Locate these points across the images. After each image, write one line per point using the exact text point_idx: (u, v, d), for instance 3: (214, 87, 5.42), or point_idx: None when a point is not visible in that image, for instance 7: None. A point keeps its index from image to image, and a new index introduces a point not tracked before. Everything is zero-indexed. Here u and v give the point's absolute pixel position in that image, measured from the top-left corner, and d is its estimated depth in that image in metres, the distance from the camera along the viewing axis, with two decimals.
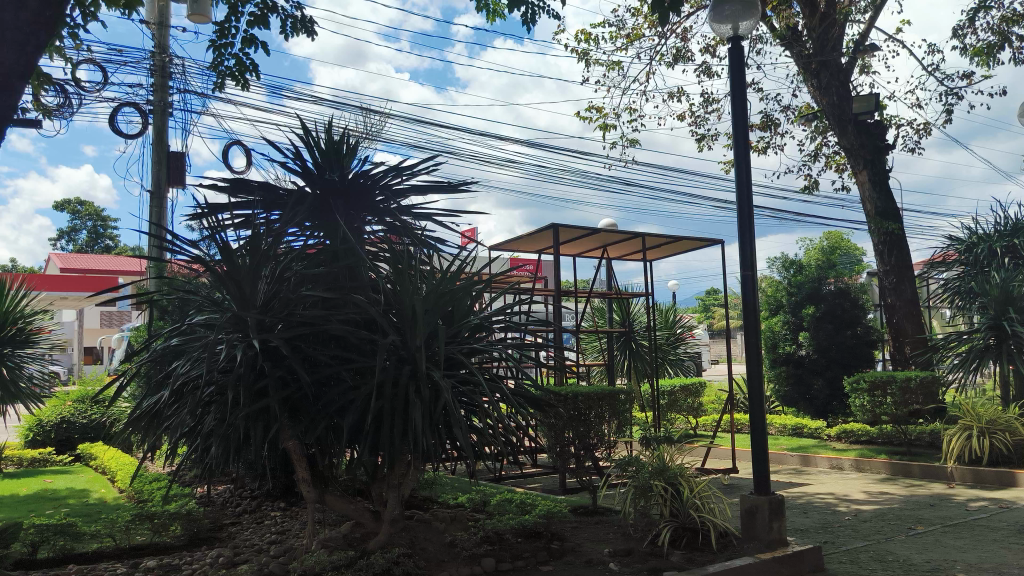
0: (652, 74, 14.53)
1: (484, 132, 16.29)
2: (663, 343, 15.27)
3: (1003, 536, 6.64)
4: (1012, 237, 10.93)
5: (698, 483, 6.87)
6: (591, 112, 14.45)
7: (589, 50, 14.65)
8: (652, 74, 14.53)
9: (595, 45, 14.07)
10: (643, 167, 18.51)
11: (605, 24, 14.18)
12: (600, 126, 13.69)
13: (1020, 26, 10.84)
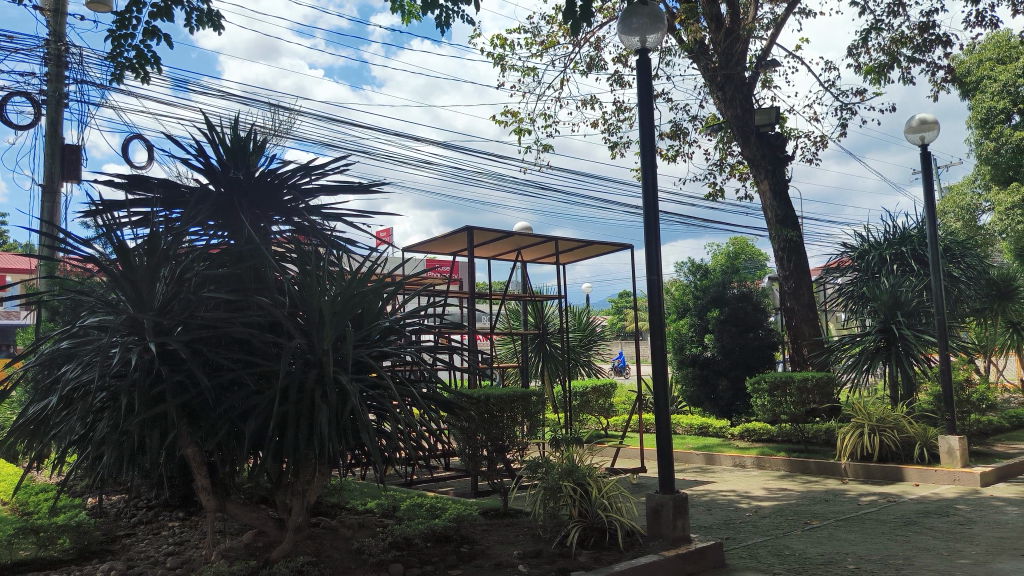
0: (566, 81, 14.74)
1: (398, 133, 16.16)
2: (576, 345, 15.49)
3: (890, 529, 7.00)
4: (900, 246, 11.62)
5: (606, 483, 6.98)
6: (506, 117, 14.55)
7: (505, 55, 14.77)
8: (566, 81, 14.74)
9: (511, 50, 14.17)
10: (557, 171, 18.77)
11: (520, 30, 14.31)
12: (515, 131, 13.79)
13: (908, 48, 11.52)
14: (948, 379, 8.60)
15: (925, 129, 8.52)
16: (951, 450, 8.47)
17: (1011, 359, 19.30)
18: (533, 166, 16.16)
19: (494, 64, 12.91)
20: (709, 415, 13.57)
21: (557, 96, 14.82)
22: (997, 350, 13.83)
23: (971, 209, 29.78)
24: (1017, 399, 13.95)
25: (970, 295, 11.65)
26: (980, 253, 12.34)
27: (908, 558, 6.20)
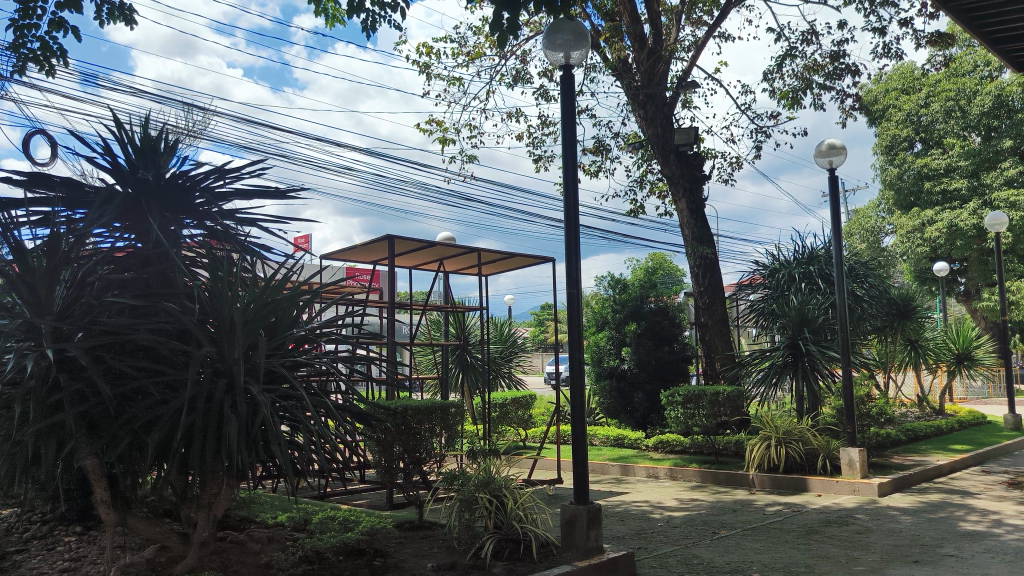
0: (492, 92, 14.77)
1: (321, 138, 15.89)
2: (497, 355, 15.54)
3: (793, 537, 7.26)
4: (807, 265, 12.13)
5: (522, 495, 6.99)
6: (431, 125, 14.51)
7: (431, 63, 14.75)
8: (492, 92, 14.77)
9: (438, 59, 14.13)
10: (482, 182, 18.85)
11: (447, 39, 14.31)
12: (440, 140, 13.74)
13: (820, 75, 12.06)
14: (850, 393, 9.01)
15: (833, 154, 8.92)
16: (851, 462, 8.85)
17: (908, 376, 20.39)
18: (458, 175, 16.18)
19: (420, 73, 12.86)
20: (625, 427, 13.79)
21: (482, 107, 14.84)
22: (895, 365, 14.57)
23: (876, 231, 31.37)
24: (912, 413, 14.73)
25: (871, 313, 12.24)
26: (881, 273, 12.97)
27: (808, 565, 6.44)
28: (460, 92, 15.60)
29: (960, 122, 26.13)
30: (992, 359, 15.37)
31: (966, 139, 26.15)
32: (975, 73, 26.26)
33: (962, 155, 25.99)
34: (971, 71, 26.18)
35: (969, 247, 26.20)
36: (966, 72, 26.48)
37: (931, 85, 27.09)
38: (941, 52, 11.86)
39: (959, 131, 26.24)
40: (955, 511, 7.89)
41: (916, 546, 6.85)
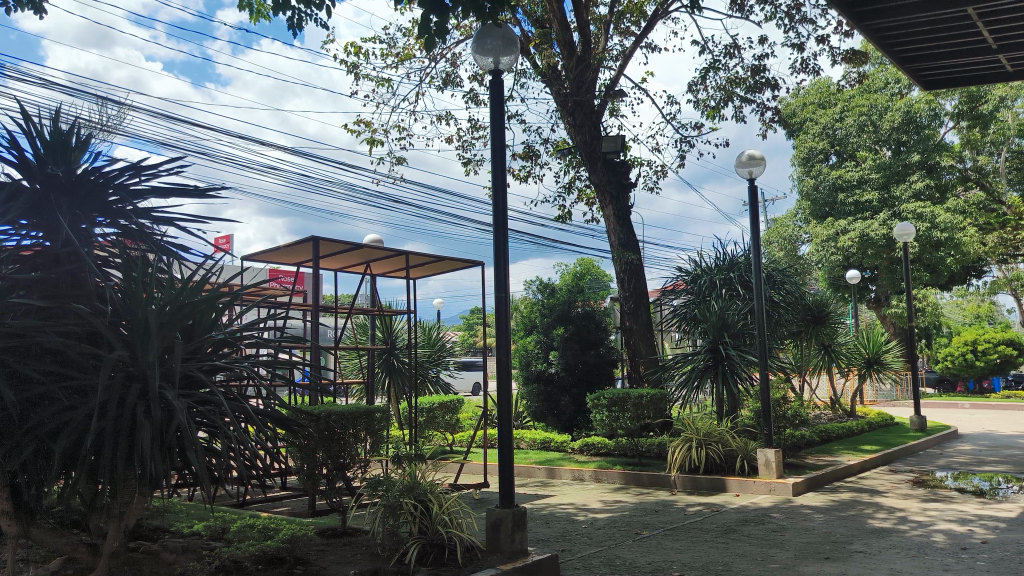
0: (422, 95, 14.71)
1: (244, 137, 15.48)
2: (425, 359, 15.46)
3: (712, 537, 7.46)
4: (728, 272, 12.51)
5: (447, 499, 6.99)
6: (360, 125, 14.32)
7: (360, 63, 14.60)
8: (422, 95, 14.70)
9: (367, 59, 13.98)
10: (411, 185, 18.74)
11: (376, 39, 14.17)
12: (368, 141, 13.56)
13: (741, 87, 12.46)
14: (767, 395, 9.32)
15: (752, 164, 9.22)
16: (768, 462, 9.17)
17: (821, 379, 21.27)
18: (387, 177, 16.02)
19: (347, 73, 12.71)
20: (551, 431, 13.89)
21: (411, 109, 14.75)
22: (810, 369, 15.16)
23: (793, 239, 32.54)
24: (825, 415, 15.33)
25: (787, 319, 12.70)
26: (797, 280, 13.46)
27: (726, 563, 6.63)
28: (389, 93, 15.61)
29: (872, 136, 27.57)
30: (899, 363, 16.16)
31: (878, 153, 27.60)
32: (887, 90, 28.04)
33: (874, 168, 27.34)
34: (882, 88, 27.94)
35: (879, 256, 27.45)
36: (878, 89, 28.19)
37: (845, 100, 28.49)
38: (854, 69, 12.42)
39: (871, 145, 27.66)
40: (864, 509, 8.26)
41: (827, 543, 7.14)
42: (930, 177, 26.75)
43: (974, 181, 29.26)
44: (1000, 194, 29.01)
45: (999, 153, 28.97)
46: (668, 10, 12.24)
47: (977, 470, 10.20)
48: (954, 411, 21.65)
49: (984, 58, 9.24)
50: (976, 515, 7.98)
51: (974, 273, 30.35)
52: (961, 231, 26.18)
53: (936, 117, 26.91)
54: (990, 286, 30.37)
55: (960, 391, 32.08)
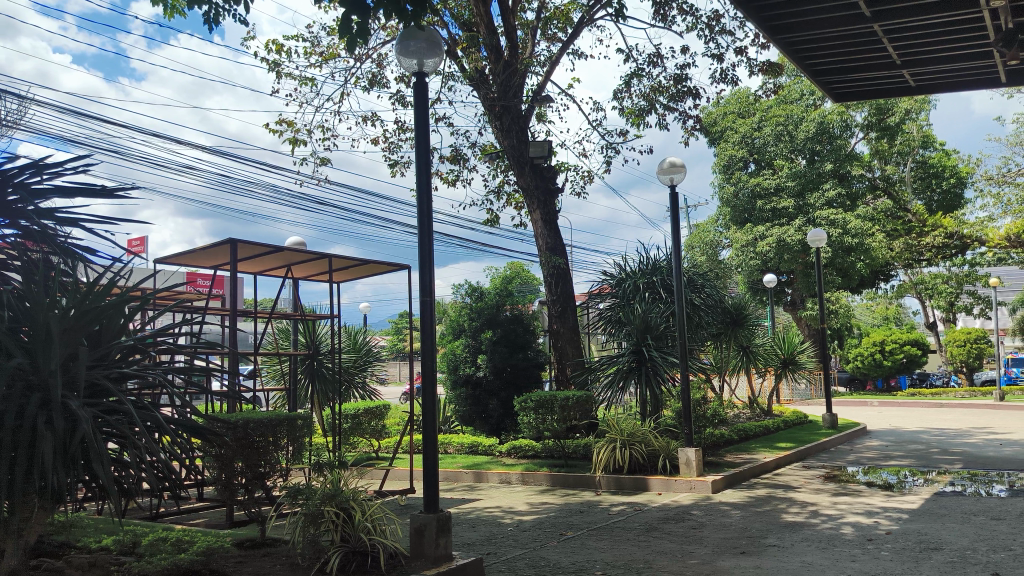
0: (346, 95, 14.49)
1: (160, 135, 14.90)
2: (351, 364, 15.22)
3: (634, 535, 7.57)
4: (651, 275, 12.77)
5: (371, 506, 6.90)
6: (281, 125, 13.99)
7: (281, 61, 14.28)
8: (346, 95, 14.48)
9: (290, 58, 13.69)
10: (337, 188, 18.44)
11: (298, 38, 13.88)
12: (290, 141, 13.26)
13: (664, 96, 12.74)
14: (688, 396, 9.54)
15: (674, 171, 9.43)
16: (689, 461, 9.39)
17: (740, 380, 21.94)
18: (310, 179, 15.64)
19: (269, 70, 12.41)
20: (479, 434, 13.91)
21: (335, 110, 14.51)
22: (729, 370, 15.61)
23: (714, 245, 33.43)
24: (744, 414, 15.81)
25: (708, 321, 13.04)
26: (717, 284, 13.83)
27: (647, 561, 6.74)
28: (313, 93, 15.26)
29: (788, 145, 28.61)
30: (813, 363, 16.79)
31: (793, 162, 28.67)
32: (802, 101, 29.17)
33: (789, 176, 28.38)
34: (798, 99, 29.08)
35: (795, 260, 28.48)
36: (794, 100, 29.30)
37: (763, 110, 29.50)
38: (771, 80, 12.86)
39: (788, 154, 28.72)
40: (779, 504, 8.55)
41: (744, 538, 7.35)
42: (841, 186, 28.00)
43: (882, 190, 30.74)
44: (905, 203, 30.60)
45: (905, 163, 30.55)
46: (593, 17, 12.40)
47: (884, 464, 10.72)
48: (862, 409, 22.67)
49: (890, 73, 9.71)
50: (882, 507, 8.38)
51: (882, 277, 31.87)
52: (870, 237, 27.49)
53: (847, 128, 28.38)
54: (897, 289, 31.93)
55: (870, 390, 33.61)
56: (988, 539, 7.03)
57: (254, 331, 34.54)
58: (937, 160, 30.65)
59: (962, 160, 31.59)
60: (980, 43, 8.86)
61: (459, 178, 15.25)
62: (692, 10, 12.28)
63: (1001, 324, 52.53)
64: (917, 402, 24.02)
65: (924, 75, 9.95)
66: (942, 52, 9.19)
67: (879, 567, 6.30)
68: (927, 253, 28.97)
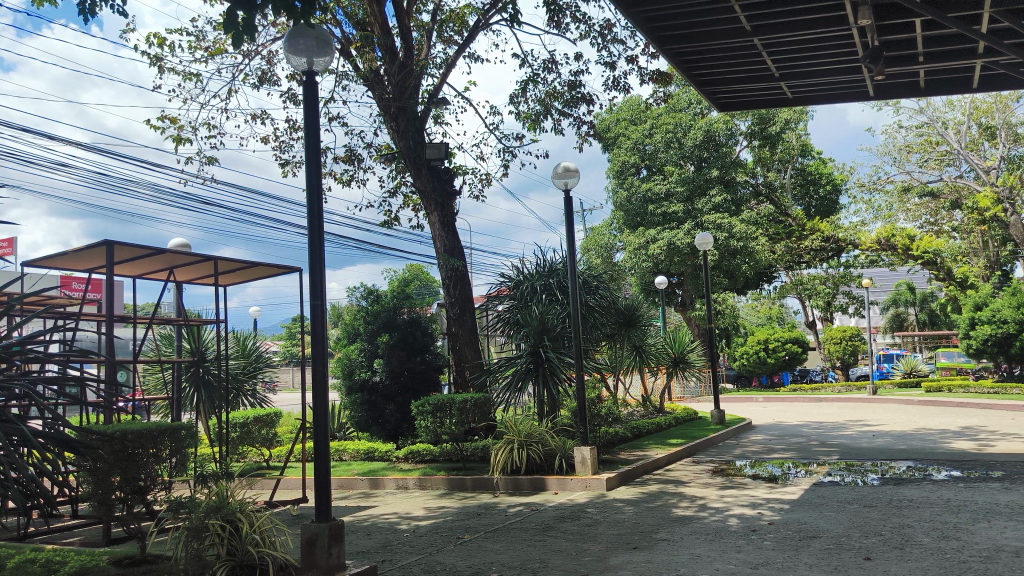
0: (234, 92, 13.96)
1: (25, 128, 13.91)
2: (240, 372, 14.70)
3: (531, 536, 7.62)
4: (547, 278, 12.94)
5: (259, 518, 6.66)
6: (162, 121, 13.34)
7: (163, 54, 13.60)
8: (234, 92, 13.96)
9: (171, 52, 13.07)
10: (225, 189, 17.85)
11: (182, 31, 13.28)
12: (173, 138, 12.64)
13: (559, 102, 12.96)
14: (583, 396, 9.73)
15: (568, 176, 9.60)
16: (584, 459, 9.60)
17: (635, 379, 22.56)
18: (194, 179, 14.97)
19: (149, 64, 11.82)
20: (376, 440, 13.72)
21: (222, 107, 13.97)
22: (624, 369, 16.00)
23: (608, 247, 34.21)
24: (637, 412, 16.24)
25: (602, 322, 13.32)
26: (611, 285, 14.14)
27: (542, 560, 6.78)
28: (197, 89, 14.06)
29: (677, 152, 29.69)
30: (702, 361, 17.44)
31: (682, 168, 29.76)
32: (690, 109, 30.25)
33: (678, 182, 29.43)
34: (687, 107, 30.14)
35: (684, 263, 29.54)
36: (682, 108, 30.38)
37: (654, 118, 30.46)
38: (660, 89, 13.29)
39: (676, 161, 29.79)
40: (670, 499, 8.82)
41: (636, 534, 7.54)
42: (727, 192, 29.28)
43: (765, 195, 32.40)
44: (786, 208, 32.32)
45: (785, 170, 32.28)
46: (488, 21, 12.48)
47: (768, 457, 11.25)
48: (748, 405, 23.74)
49: (769, 84, 10.22)
50: (765, 498, 8.79)
51: (765, 279, 33.36)
52: (753, 241, 28.99)
53: (731, 136, 29.76)
54: (779, 290, 33.60)
55: (755, 387, 35.27)
56: (861, 526, 7.49)
57: (134, 337, 32.84)
58: (815, 168, 32.53)
59: (837, 168, 33.66)
60: (849, 57, 9.46)
61: (354, 178, 15.01)
62: (585, 18, 12.52)
63: (872, 322, 56.31)
64: (798, 397, 25.37)
65: (799, 86, 10.53)
66: (815, 65, 9.75)
67: (763, 556, 6.58)
68: (806, 255, 31.18)
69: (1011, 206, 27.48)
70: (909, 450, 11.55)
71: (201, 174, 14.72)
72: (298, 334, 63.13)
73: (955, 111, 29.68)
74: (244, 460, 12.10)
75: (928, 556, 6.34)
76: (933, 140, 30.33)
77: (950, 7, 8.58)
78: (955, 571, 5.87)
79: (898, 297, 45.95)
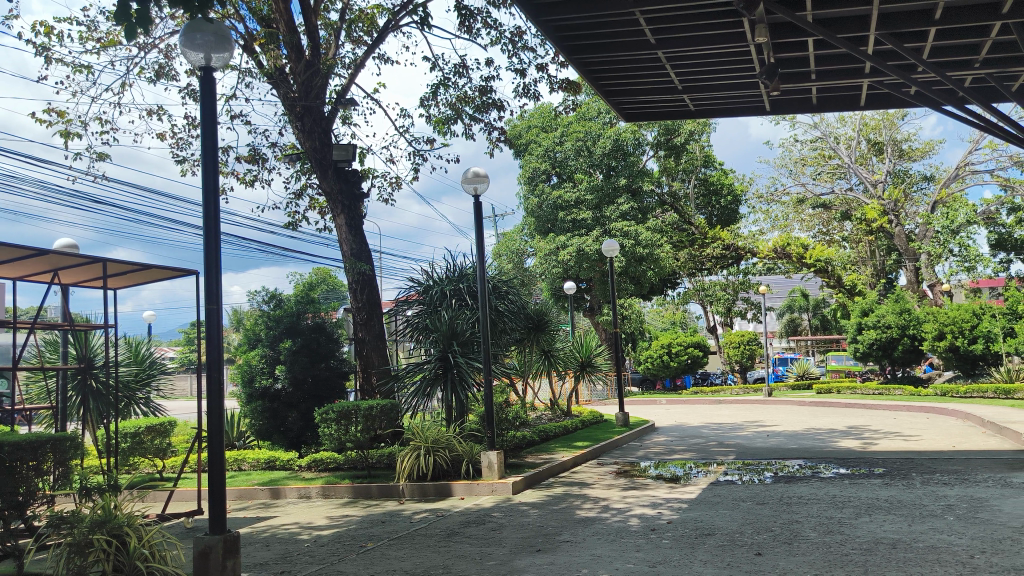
0: (128, 86, 13.33)
1: None
2: (131, 379, 14.03)
3: (435, 542, 7.61)
4: (457, 283, 12.93)
5: (149, 532, 6.37)
6: (49, 114, 12.59)
7: (49, 43, 12.84)
8: (128, 86, 13.33)
9: (59, 41, 12.36)
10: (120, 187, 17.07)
11: (72, 19, 12.58)
12: (60, 132, 11.95)
13: (470, 107, 13.00)
14: (491, 402, 9.80)
15: (477, 182, 9.64)
16: (491, 464, 9.69)
17: (543, 385, 22.85)
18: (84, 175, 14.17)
19: (33, 53, 11.13)
20: (277, 449, 13.38)
21: (116, 101, 13.32)
22: (532, 374, 16.20)
23: (520, 253, 34.53)
24: (545, 415, 16.45)
25: (511, 327, 13.44)
26: (521, 290, 14.27)
27: (446, 566, 6.76)
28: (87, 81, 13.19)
29: (587, 160, 30.27)
30: (608, 366, 17.84)
31: (591, 176, 30.37)
32: (599, 119, 30.71)
33: (588, 189, 30.04)
34: (596, 117, 30.67)
35: (593, 268, 30.19)
36: (592, 117, 30.87)
37: (564, 126, 30.90)
38: (570, 97, 13.52)
39: (586, 168, 30.39)
40: (574, 501, 8.98)
41: (540, 536, 7.64)
42: (634, 200, 30.08)
43: (670, 204, 33.43)
44: (690, 216, 33.46)
45: (689, 181, 33.41)
46: (399, 23, 12.38)
47: (669, 458, 11.61)
48: (654, 407, 24.47)
49: (672, 97, 10.57)
50: (665, 498, 9.07)
51: (669, 285, 34.85)
52: (659, 248, 29.94)
53: (638, 146, 30.59)
54: (683, 296, 34.70)
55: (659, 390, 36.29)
56: (753, 522, 7.83)
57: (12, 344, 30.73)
58: (717, 178, 33.82)
59: (738, 179, 35.09)
60: (746, 73, 9.91)
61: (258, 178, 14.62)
62: (496, 24, 12.61)
63: (769, 327, 58.92)
64: (699, 400, 26.29)
65: (700, 100, 10.94)
66: (714, 81, 10.15)
67: (660, 554, 6.79)
68: (708, 262, 32.93)
69: (896, 218, 29.36)
70: (800, 449, 12.16)
71: (92, 170, 13.95)
72: (198, 338, 60.47)
73: (847, 127, 31.39)
74: (135, 472, 11.58)
75: (813, 550, 6.68)
76: (826, 154, 32.10)
77: (839, 28, 9.12)
78: (837, 562, 6.22)
79: (793, 304, 48.37)
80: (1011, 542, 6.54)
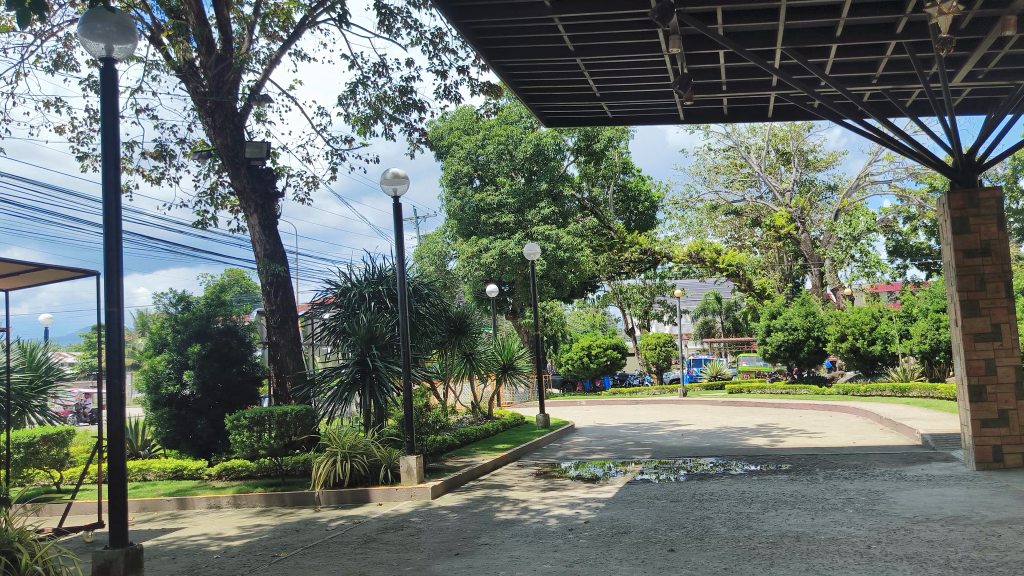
0: (23, 76, 12.57)
1: None
2: (25, 386, 13.17)
3: (351, 549, 7.45)
4: (376, 285, 12.76)
5: (42, 548, 5.97)
6: None
7: None
8: (23, 76, 12.57)
9: None
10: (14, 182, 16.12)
11: None
12: None
13: (390, 107, 12.85)
14: (409, 406, 9.69)
15: (397, 182, 9.53)
16: (409, 469, 9.58)
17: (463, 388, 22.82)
18: None
19: None
20: (185, 458, 12.83)
21: (9, 91, 12.54)
22: (453, 377, 16.13)
23: (442, 255, 34.42)
24: (466, 418, 16.39)
25: (432, 331, 13.33)
26: (442, 293, 14.18)
27: (363, 572, 6.64)
28: None
29: (509, 164, 30.42)
30: (529, 367, 17.94)
31: (513, 180, 30.60)
32: (521, 123, 30.88)
33: (510, 194, 30.26)
34: (517, 121, 30.92)
35: (515, 270, 30.35)
36: (514, 121, 31.04)
37: (486, 129, 30.93)
38: (491, 101, 13.53)
39: (508, 172, 30.57)
40: (493, 504, 8.97)
41: (458, 540, 7.59)
42: (554, 205, 30.44)
43: (590, 209, 33.99)
44: (609, 221, 34.09)
45: (608, 186, 34.11)
46: (315, 20, 12.11)
47: (588, 459, 11.77)
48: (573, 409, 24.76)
49: (591, 103, 10.74)
50: (583, 498, 9.18)
51: (589, 289, 35.38)
52: (578, 252, 30.39)
53: (559, 151, 30.97)
54: (602, 299, 35.29)
55: (579, 391, 36.76)
56: (667, 519, 8.01)
57: None
58: (635, 185, 34.57)
59: (655, 185, 36.00)
60: (661, 82, 10.17)
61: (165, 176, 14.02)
62: (416, 25, 12.51)
63: (685, 328, 60.61)
64: (618, 400, 26.76)
65: (618, 107, 11.16)
66: (631, 88, 10.37)
67: (578, 554, 6.85)
68: (626, 266, 33.64)
69: (802, 225, 30.74)
70: (712, 447, 12.52)
71: None
72: (100, 343, 57.42)
73: (757, 137, 32.65)
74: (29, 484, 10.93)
75: (723, 544, 6.89)
76: (737, 163, 33.30)
77: (748, 42, 9.45)
78: (745, 556, 6.42)
79: (707, 307, 50.00)
80: (905, 532, 6.92)
